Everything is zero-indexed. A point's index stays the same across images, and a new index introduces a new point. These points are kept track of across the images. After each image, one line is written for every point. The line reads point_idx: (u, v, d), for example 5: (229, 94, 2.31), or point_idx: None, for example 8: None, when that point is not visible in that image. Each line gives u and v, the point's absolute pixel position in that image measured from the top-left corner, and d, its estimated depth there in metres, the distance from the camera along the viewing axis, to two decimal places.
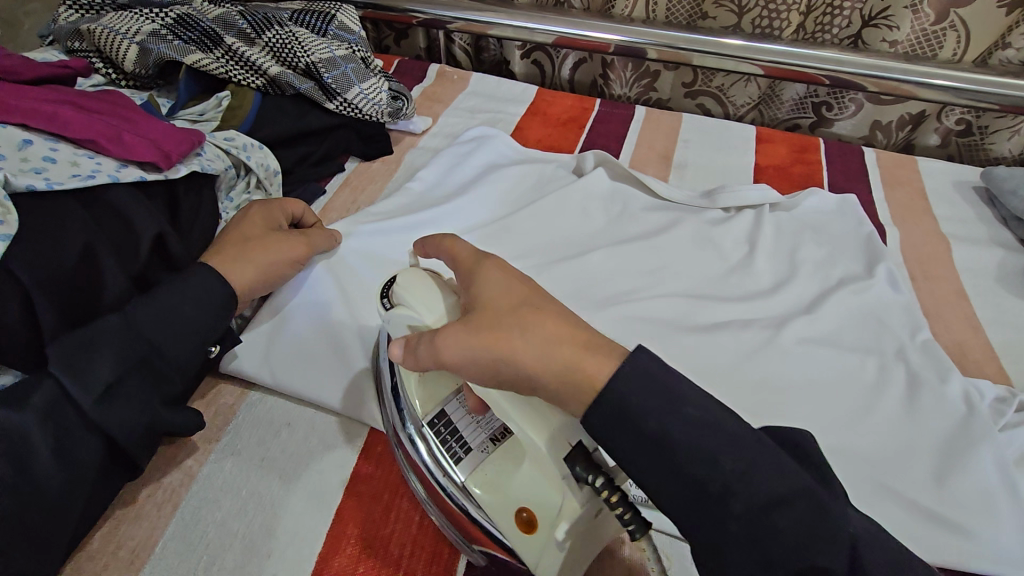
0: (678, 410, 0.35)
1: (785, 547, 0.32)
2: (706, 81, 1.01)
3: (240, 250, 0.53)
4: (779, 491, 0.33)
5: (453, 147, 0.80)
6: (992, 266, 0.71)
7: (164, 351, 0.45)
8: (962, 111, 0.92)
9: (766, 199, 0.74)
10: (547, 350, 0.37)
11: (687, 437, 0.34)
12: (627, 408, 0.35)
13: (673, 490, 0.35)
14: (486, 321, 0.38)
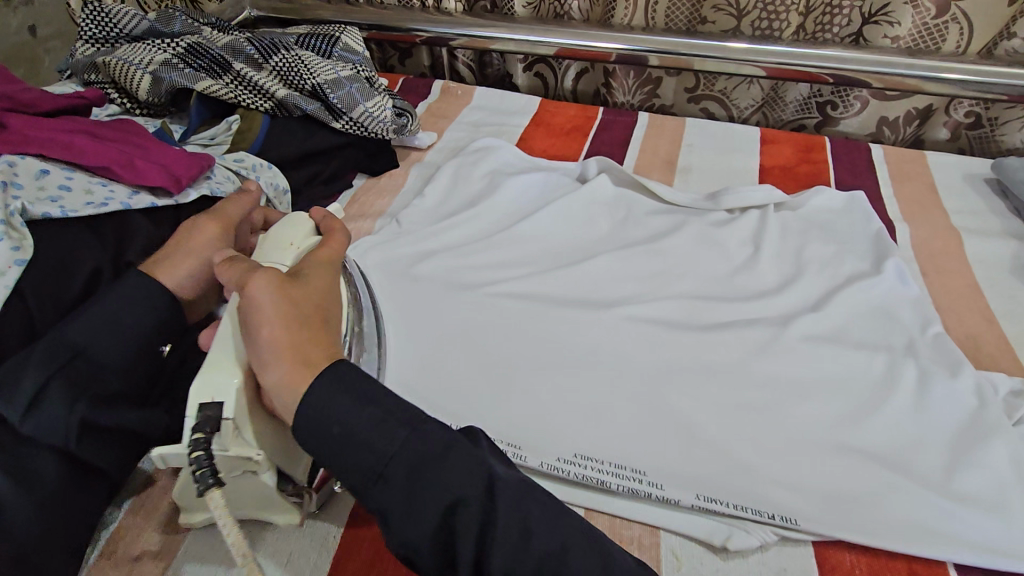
0: (358, 412, 0.36)
1: (434, 495, 0.34)
2: (709, 85, 1.01)
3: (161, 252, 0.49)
4: (449, 470, 0.35)
5: (457, 159, 0.81)
6: (1006, 257, 0.69)
7: (93, 352, 0.42)
8: (971, 103, 0.92)
9: (770, 200, 0.74)
10: (312, 342, 0.39)
11: (375, 432, 0.36)
12: (327, 398, 0.37)
13: (357, 470, 0.36)
14: (287, 293, 0.39)
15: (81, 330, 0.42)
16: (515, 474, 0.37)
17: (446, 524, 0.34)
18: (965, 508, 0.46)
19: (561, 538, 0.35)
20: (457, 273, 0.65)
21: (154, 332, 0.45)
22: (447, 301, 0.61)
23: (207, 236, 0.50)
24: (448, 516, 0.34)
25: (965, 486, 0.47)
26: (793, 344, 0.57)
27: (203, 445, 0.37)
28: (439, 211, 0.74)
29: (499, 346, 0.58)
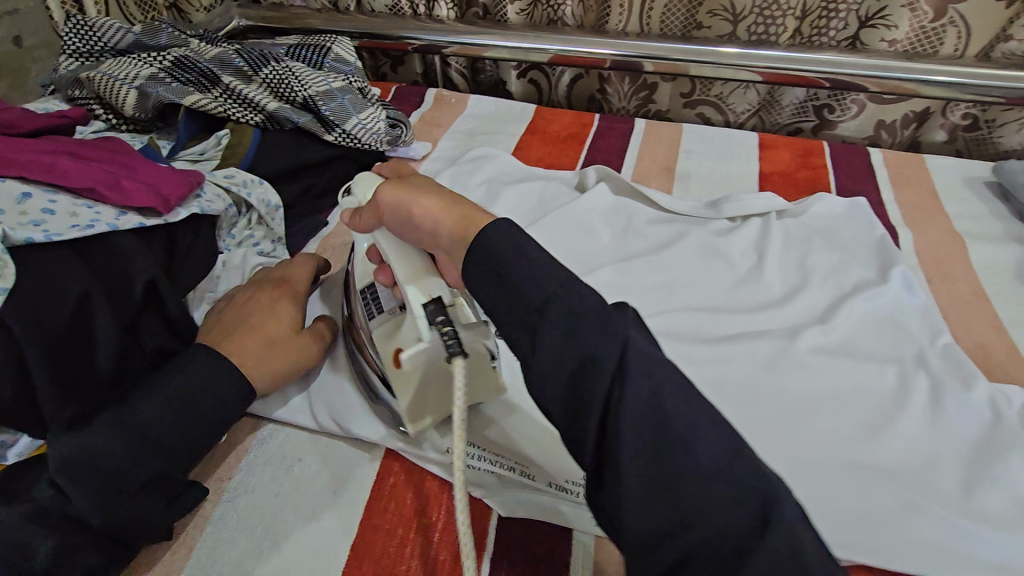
0: (511, 264, 0.36)
1: (578, 348, 0.33)
2: (705, 90, 1.00)
3: (244, 331, 0.50)
4: (595, 328, 0.34)
5: (453, 170, 0.79)
6: (1010, 262, 0.69)
7: (173, 445, 0.42)
8: (967, 106, 0.91)
9: (772, 208, 0.73)
10: (467, 200, 0.42)
11: (530, 280, 0.35)
12: (488, 252, 0.37)
13: (508, 319, 0.36)
14: (415, 186, 0.44)
15: (159, 422, 0.42)
16: (652, 348, 0.34)
17: (578, 378, 0.33)
18: (983, 525, 0.45)
19: (706, 430, 0.32)
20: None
21: (229, 421, 0.45)
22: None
23: (306, 352, 0.53)
24: (588, 367, 0.33)
25: (983, 503, 0.46)
26: (801, 355, 0.56)
27: (446, 325, 0.40)
28: None
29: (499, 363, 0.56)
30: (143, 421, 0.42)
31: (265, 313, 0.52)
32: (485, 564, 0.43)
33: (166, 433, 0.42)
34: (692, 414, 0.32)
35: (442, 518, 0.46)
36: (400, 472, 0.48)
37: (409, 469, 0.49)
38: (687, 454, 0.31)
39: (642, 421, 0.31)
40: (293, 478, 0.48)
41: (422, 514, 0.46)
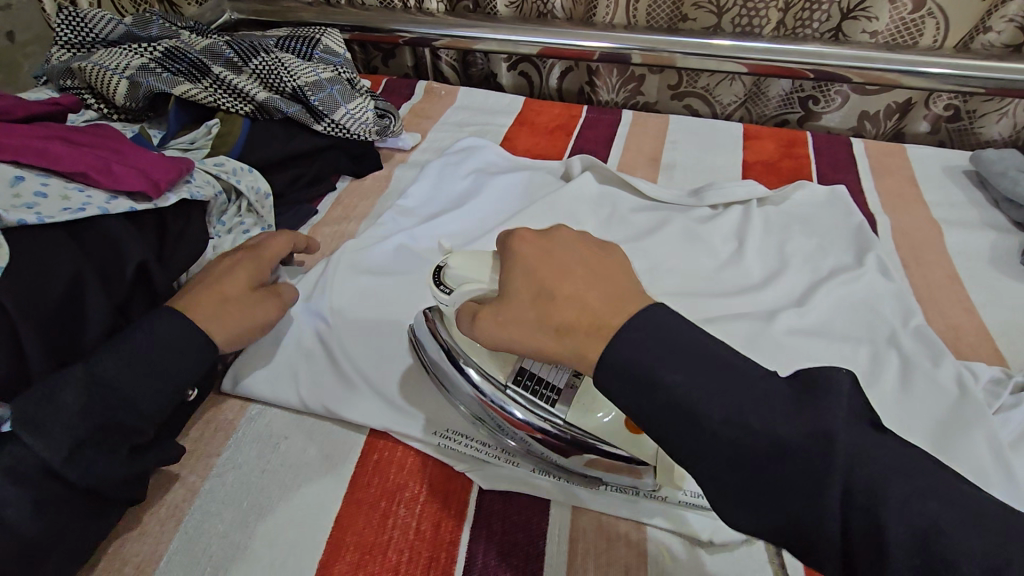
0: (654, 360, 0.34)
1: (758, 472, 0.31)
2: (692, 82, 1.02)
3: (223, 310, 0.49)
4: (762, 403, 0.32)
5: (442, 159, 0.81)
6: (985, 248, 0.70)
7: (130, 399, 0.42)
8: (950, 96, 0.93)
9: (753, 195, 0.74)
10: (596, 297, 0.37)
11: (680, 382, 0.33)
12: (633, 363, 0.34)
13: (667, 429, 0.34)
14: (512, 312, 0.39)
15: (119, 374, 0.42)
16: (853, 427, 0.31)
17: (771, 488, 0.31)
18: None
19: (910, 481, 0.29)
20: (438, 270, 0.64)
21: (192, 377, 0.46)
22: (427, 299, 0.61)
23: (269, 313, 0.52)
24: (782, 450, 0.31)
25: None
26: (776, 337, 0.58)
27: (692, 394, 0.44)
28: (422, 211, 0.73)
29: None
30: (101, 375, 0.42)
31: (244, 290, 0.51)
32: (465, 534, 0.44)
33: (125, 384, 0.42)
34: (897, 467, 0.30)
35: (423, 491, 0.47)
36: (384, 448, 0.50)
37: (392, 446, 0.50)
38: (891, 533, 0.28)
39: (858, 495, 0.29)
40: (279, 454, 0.49)
41: (404, 488, 0.47)
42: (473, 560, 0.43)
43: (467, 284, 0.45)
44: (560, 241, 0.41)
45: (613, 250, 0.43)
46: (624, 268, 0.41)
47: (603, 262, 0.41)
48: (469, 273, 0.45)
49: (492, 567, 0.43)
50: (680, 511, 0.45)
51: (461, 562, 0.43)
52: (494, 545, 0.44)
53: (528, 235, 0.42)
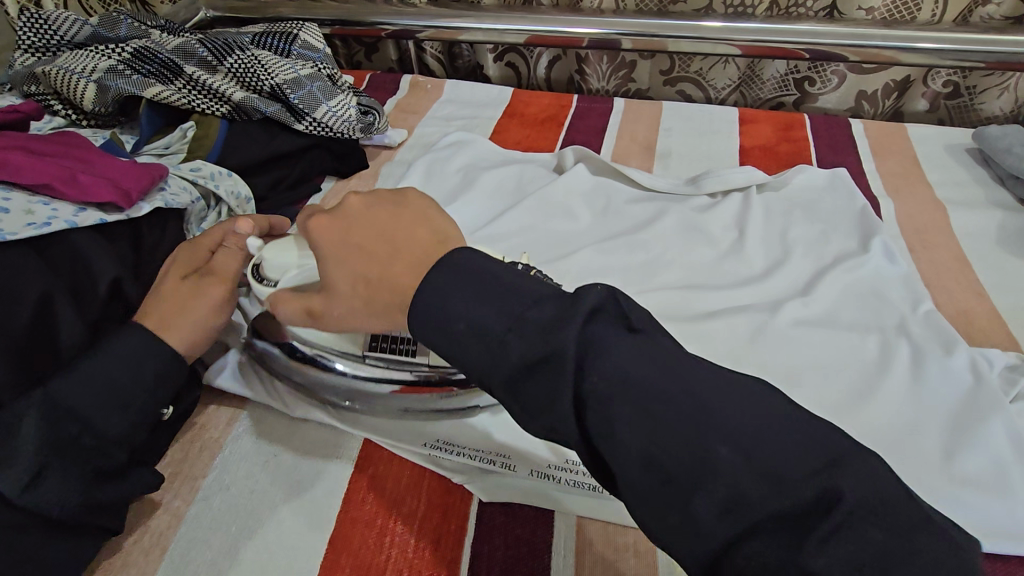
0: (488, 319, 0.33)
1: (623, 436, 0.30)
2: (684, 66, 0.99)
3: (168, 314, 0.46)
4: (607, 362, 0.30)
5: (430, 156, 0.78)
6: (992, 228, 0.68)
7: (96, 421, 0.41)
8: (949, 73, 0.91)
9: (752, 181, 0.72)
10: (402, 268, 0.36)
11: (524, 343, 0.32)
12: (451, 317, 0.34)
13: (519, 395, 0.32)
14: (344, 300, 0.39)
15: (70, 392, 0.41)
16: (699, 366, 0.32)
17: (641, 455, 0.29)
18: (959, 487, 0.45)
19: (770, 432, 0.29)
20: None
21: (152, 389, 0.44)
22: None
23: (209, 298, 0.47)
24: (609, 413, 0.30)
25: (963, 467, 0.46)
26: (779, 327, 0.56)
27: None
28: None
29: None
30: (53, 396, 0.40)
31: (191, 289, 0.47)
32: (466, 549, 0.42)
33: (76, 401, 0.41)
34: (721, 412, 0.30)
35: (422, 506, 0.45)
36: (380, 462, 0.48)
37: (388, 460, 0.48)
38: (751, 494, 0.27)
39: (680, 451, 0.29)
40: (269, 475, 0.47)
41: (401, 504, 0.45)
42: None
43: (296, 270, 0.46)
44: (355, 215, 0.39)
45: (410, 197, 0.40)
46: (431, 210, 0.40)
47: (395, 212, 0.39)
48: (285, 261, 0.46)
49: None
50: None
51: None
52: (497, 561, 0.42)
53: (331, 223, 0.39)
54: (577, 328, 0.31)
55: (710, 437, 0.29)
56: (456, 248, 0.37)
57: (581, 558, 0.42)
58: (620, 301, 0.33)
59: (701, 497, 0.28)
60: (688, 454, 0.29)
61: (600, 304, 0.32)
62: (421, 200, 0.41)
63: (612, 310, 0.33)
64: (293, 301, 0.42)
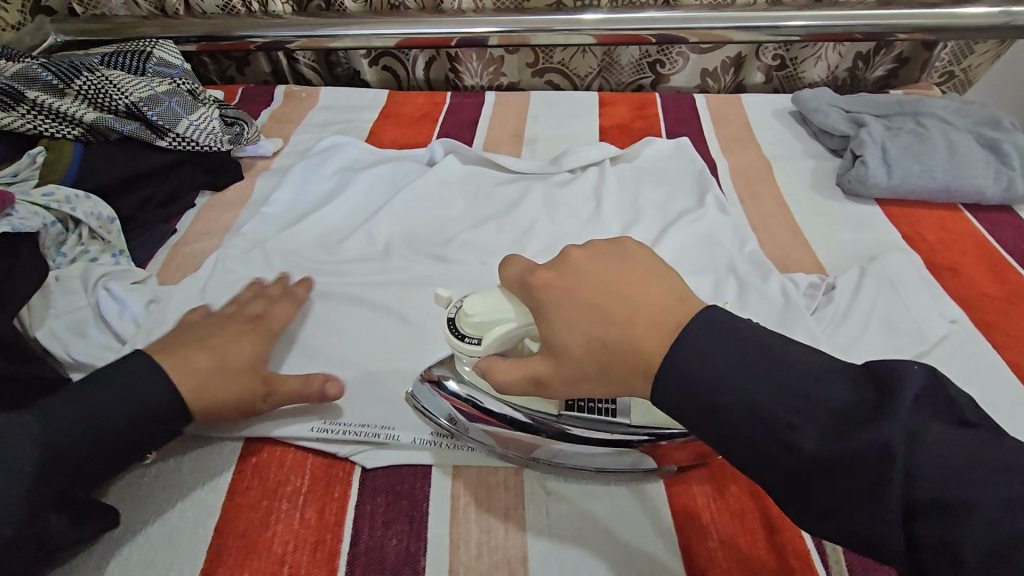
0: (716, 378, 0.36)
1: (848, 494, 0.32)
2: (548, 58, 1.06)
3: (203, 359, 0.48)
4: (916, 442, 0.31)
5: (305, 162, 0.80)
6: (807, 175, 0.79)
7: (91, 472, 0.43)
8: (775, 47, 1.03)
9: (605, 155, 0.80)
10: (648, 317, 0.38)
11: (743, 394, 0.35)
12: (688, 381, 0.36)
13: (737, 451, 0.36)
14: (575, 367, 0.40)
15: (66, 434, 0.42)
16: (949, 426, 0.32)
17: (895, 524, 0.31)
18: None
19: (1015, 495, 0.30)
20: (301, 271, 0.66)
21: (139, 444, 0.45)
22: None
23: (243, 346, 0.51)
24: (910, 500, 0.31)
25: None
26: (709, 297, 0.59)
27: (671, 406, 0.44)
28: (288, 218, 0.73)
29: (357, 332, 0.58)
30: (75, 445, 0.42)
31: (229, 343, 0.50)
32: (349, 511, 0.46)
33: (72, 446, 0.42)
34: (1015, 502, 0.30)
35: (306, 483, 0.48)
36: (262, 449, 0.50)
37: (271, 446, 0.50)
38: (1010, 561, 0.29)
39: (973, 539, 0.29)
40: (149, 479, 0.48)
41: (285, 483, 0.47)
42: (357, 535, 0.44)
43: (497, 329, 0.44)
44: (582, 274, 0.41)
45: (627, 255, 0.43)
46: (645, 259, 0.42)
47: (625, 265, 0.42)
48: (493, 315, 0.44)
49: (378, 534, 0.44)
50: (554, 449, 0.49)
51: (346, 539, 0.44)
52: (378, 515, 0.46)
53: (582, 254, 0.43)
54: (904, 425, 0.31)
55: (1011, 526, 0.29)
56: (697, 302, 0.39)
57: (456, 501, 0.46)
58: (941, 389, 0.34)
59: (973, 569, 0.29)
60: (947, 520, 0.30)
61: (918, 385, 0.33)
62: (638, 245, 0.44)
63: (935, 398, 0.33)
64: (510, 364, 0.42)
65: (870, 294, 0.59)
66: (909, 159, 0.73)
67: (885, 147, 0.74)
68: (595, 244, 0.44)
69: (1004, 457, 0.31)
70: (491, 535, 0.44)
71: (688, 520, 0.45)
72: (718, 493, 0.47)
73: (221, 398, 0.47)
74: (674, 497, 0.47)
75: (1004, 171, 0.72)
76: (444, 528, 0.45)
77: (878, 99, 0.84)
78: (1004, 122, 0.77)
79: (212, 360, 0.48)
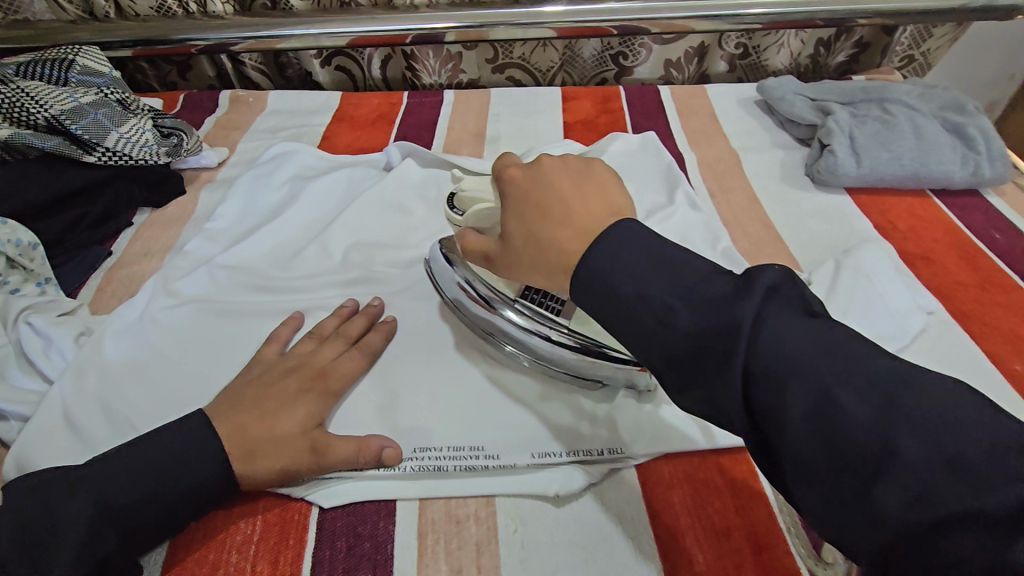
0: (619, 278, 0.36)
1: (720, 379, 0.32)
2: (508, 53, 1.02)
3: (247, 417, 0.44)
4: (783, 331, 0.31)
5: (251, 172, 0.75)
6: (776, 166, 0.78)
7: (134, 532, 0.40)
8: (738, 35, 1.02)
9: (571, 153, 0.77)
10: (587, 216, 0.39)
11: (639, 283, 0.35)
12: (597, 276, 0.37)
13: (630, 339, 0.36)
14: (516, 257, 0.42)
15: (96, 497, 0.39)
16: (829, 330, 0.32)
17: (755, 404, 0.32)
18: None
19: (880, 394, 0.29)
20: (251, 292, 0.61)
21: (211, 492, 0.42)
22: (239, 325, 0.58)
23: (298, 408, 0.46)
24: (747, 368, 0.32)
25: None
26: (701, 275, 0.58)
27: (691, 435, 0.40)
28: (235, 233, 0.68)
29: None
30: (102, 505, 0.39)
31: (280, 399, 0.46)
32: (306, 560, 0.42)
33: (112, 507, 0.39)
34: (845, 376, 0.30)
35: (257, 530, 0.43)
36: None
37: None
38: (850, 445, 0.29)
39: (798, 406, 0.30)
40: None
41: (233, 532, 0.43)
42: None
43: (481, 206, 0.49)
44: (543, 176, 0.42)
45: (598, 175, 0.43)
46: (612, 183, 0.42)
47: (596, 182, 0.42)
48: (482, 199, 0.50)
49: None
50: (528, 475, 0.46)
51: None
52: (338, 562, 0.42)
53: (552, 160, 0.43)
54: (755, 306, 0.32)
55: (836, 395, 0.30)
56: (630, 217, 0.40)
57: (423, 538, 0.43)
58: (796, 287, 0.34)
59: (807, 450, 0.30)
60: (811, 411, 0.30)
61: (780, 283, 0.33)
62: (605, 168, 0.44)
63: (799, 298, 0.33)
64: (475, 237, 0.46)
65: (848, 288, 0.57)
66: (877, 146, 0.72)
67: (853, 135, 0.73)
68: (576, 159, 0.44)
69: (876, 361, 0.31)
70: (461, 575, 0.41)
71: (672, 544, 0.42)
72: (710, 510, 0.44)
73: (271, 466, 0.43)
74: (655, 518, 0.44)
75: (969, 156, 0.71)
76: (410, 570, 0.41)
77: (843, 86, 0.83)
78: (969, 106, 0.75)
79: (257, 437, 0.43)
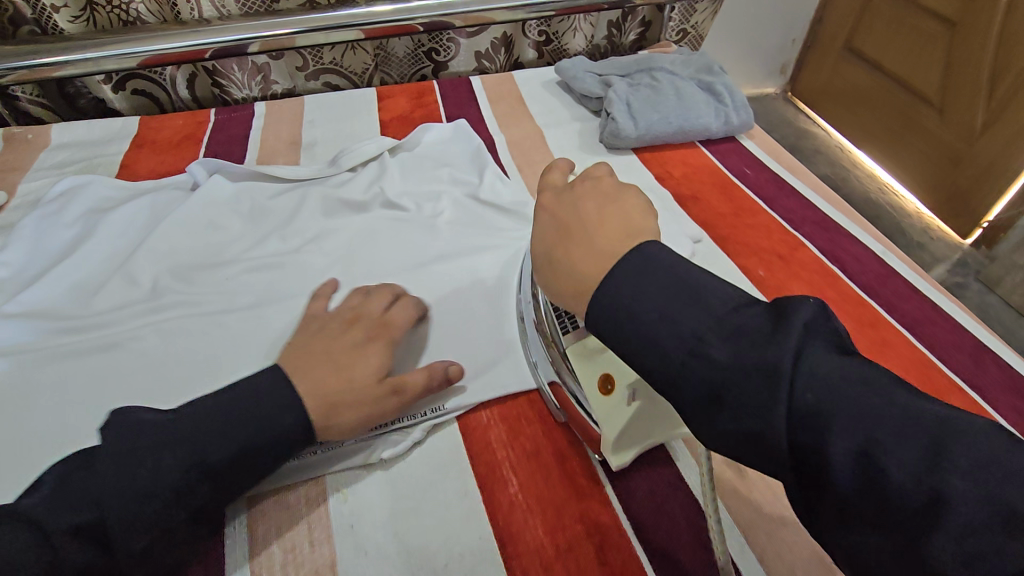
0: (619, 285, 0.38)
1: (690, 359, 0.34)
2: (318, 59, 1.02)
3: (325, 370, 0.46)
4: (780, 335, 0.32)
5: (35, 213, 0.69)
6: (574, 137, 0.87)
7: (225, 477, 0.41)
8: (536, 24, 1.10)
9: (383, 147, 0.79)
10: (606, 229, 0.42)
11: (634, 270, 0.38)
12: (615, 283, 0.38)
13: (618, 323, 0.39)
14: (545, 269, 0.45)
15: (178, 453, 0.40)
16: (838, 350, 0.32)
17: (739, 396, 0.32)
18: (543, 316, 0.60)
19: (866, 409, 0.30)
20: (46, 336, 0.57)
21: (270, 444, 0.42)
22: (36, 371, 0.54)
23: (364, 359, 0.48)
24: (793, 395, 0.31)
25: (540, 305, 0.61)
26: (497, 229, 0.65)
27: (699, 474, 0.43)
28: (24, 280, 0.63)
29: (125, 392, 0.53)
30: (185, 461, 0.40)
31: (352, 352, 0.48)
32: None
33: (201, 456, 0.40)
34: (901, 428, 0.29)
35: None
36: None
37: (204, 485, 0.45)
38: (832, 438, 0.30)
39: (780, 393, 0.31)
40: None
41: None
42: None
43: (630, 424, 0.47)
44: (577, 200, 0.46)
45: (631, 196, 0.45)
46: (639, 212, 0.44)
47: (620, 207, 0.44)
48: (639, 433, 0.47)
49: None
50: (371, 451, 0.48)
51: None
52: None
53: (601, 185, 0.47)
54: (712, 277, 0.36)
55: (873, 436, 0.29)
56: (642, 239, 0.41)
57: (257, 526, 0.45)
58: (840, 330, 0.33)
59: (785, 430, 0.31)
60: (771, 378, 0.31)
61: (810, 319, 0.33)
62: (638, 199, 0.46)
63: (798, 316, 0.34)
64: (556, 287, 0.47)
65: None
66: (649, 109, 0.82)
67: (629, 102, 0.83)
68: (611, 182, 0.47)
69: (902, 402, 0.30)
70: (296, 552, 0.43)
71: (490, 475, 0.48)
72: (564, 470, 0.49)
73: None
74: (476, 456, 0.49)
75: (720, 109, 0.85)
76: (245, 562, 0.43)
77: (621, 60, 0.94)
78: (715, 66, 0.89)
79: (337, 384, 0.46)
